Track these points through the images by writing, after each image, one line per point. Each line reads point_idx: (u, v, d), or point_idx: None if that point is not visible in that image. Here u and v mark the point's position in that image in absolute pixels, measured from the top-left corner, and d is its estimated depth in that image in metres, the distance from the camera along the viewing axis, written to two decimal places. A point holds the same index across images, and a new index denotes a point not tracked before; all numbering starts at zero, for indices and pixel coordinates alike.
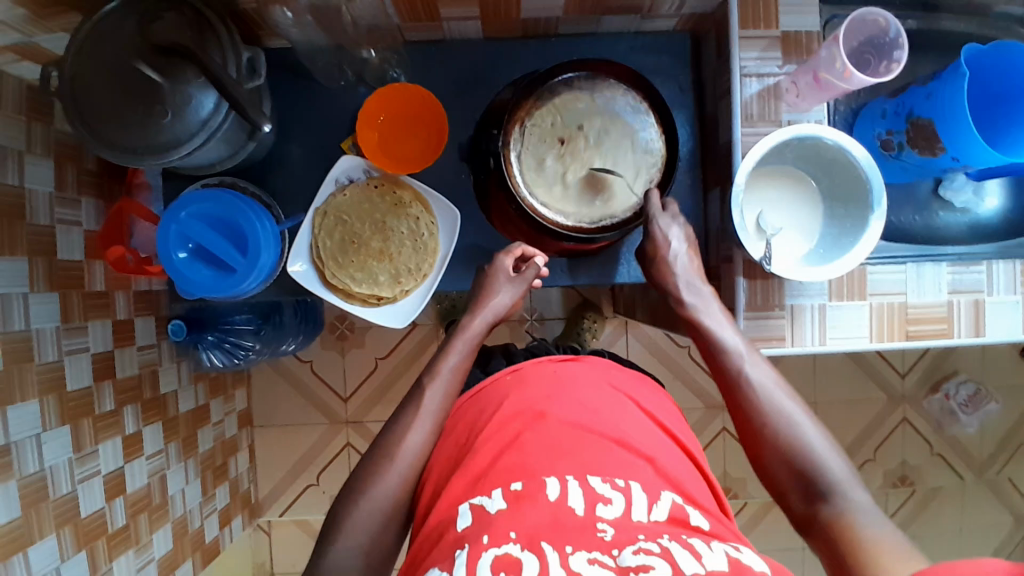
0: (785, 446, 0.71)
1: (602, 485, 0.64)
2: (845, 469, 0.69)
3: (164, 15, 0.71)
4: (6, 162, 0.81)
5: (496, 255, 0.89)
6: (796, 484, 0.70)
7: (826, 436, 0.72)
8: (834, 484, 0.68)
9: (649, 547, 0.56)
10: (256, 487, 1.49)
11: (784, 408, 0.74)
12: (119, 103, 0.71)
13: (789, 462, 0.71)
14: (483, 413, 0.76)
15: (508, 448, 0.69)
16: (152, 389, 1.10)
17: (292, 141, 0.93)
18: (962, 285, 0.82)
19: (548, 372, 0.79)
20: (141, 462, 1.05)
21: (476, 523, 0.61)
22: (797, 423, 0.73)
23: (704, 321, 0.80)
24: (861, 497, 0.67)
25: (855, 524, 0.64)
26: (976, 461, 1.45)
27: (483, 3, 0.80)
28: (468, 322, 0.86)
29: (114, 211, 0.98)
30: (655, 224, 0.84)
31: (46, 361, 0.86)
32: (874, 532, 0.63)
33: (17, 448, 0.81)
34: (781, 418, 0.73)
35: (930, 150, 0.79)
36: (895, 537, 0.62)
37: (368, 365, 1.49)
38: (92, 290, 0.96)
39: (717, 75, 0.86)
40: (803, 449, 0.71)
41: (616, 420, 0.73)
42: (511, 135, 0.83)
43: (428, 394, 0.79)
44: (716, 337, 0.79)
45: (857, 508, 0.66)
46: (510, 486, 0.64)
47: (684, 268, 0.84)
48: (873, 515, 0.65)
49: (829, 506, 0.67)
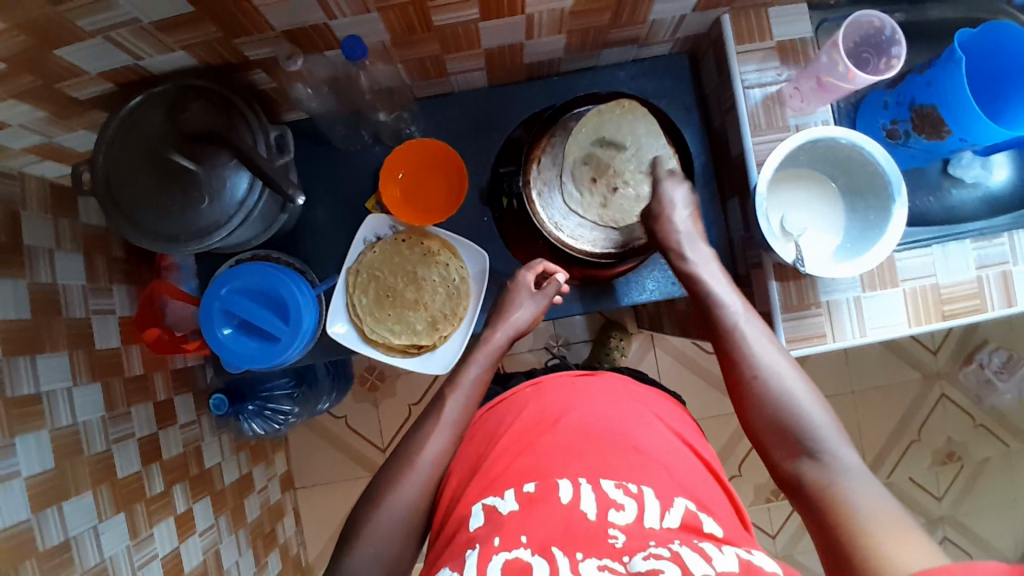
0: (775, 404, 0.73)
1: (615, 491, 0.64)
2: (831, 427, 0.70)
3: (191, 104, 0.74)
4: (38, 262, 0.83)
5: (519, 271, 0.90)
6: (782, 442, 0.72)
7: (816, 396, 0.73)
8: (821, 443, 0.69)
9: (660, 552, 0.57)
10: (306, 549, 1.48)
11: (774, 367, 0.75)
12: (156, 193, 0.73)
13: (772, 417, 0.73)
14: (502, 423, 0.78)
15: (523, 455, 0.70)
16: (197, 465, 1.10)
17: (316, 207, 0.95)
18: (988, 258, 0.83)
19: (567, 385, 0.79)
20: (194, 539, 1.04)
21: (489, 524, 0.63)
22: (785, 378, 0.74)
23: (702, 277, 0.82)
24: (846, 456, 0.68)
25: (839, 484, 0.66)
26: (1019, 427, 1.45)
27: (488, 53, 0.84)
28: (490, 335, 0.86)
29: (145, 295, 1.01)
30: (661, 186, 0.84)
31: (96, 451, 0.87)
32: (857, 489, 0.65)
33: (77, 542, 0.81)
34: (770, 374, 0.74)
35: (937, 135, 0.81)
36: (878, 494, 0.63)
37: (403, 412, 1.50)
38: (132, 374, 0.98)
39: (720, 90, 0.89)
40: (790, 406, 0.73)
41: (633, 428, 0.74)
42: (530, 174, 0.87)
43: (449, 404, 0.80)
44: (712, 291, 0.81)
45: (844, 468, 0.67)
46: (523, 488, 0.66)
47: (684, 223, 0.84)
48: (856, 473, 0.66)
49: (813, 464, 0.69)
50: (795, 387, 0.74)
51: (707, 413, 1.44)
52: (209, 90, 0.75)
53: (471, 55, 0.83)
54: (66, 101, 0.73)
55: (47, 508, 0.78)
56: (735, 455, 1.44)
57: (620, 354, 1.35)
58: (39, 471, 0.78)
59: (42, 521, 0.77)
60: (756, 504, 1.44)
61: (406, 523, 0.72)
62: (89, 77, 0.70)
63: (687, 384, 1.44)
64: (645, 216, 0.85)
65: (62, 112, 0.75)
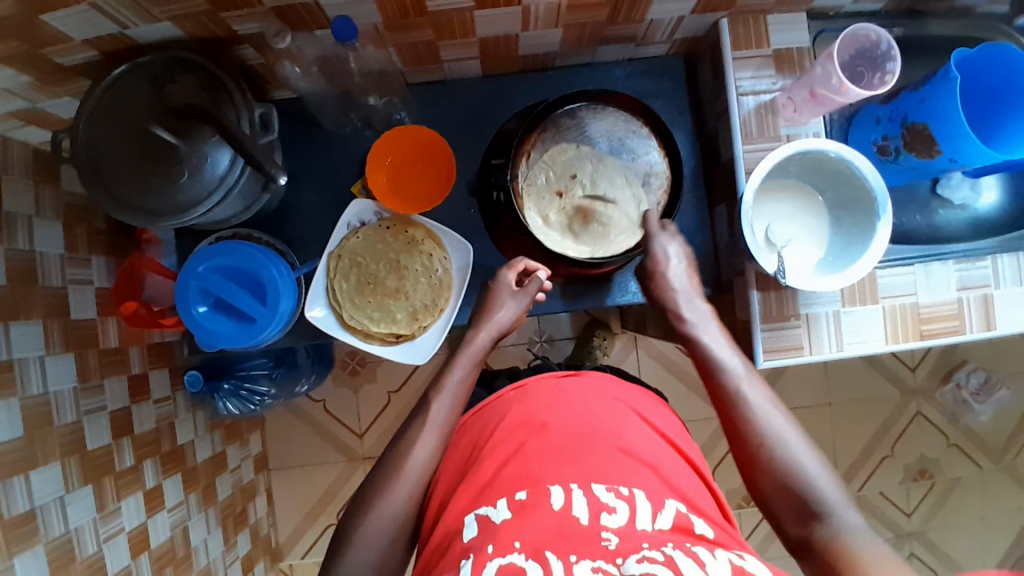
0: (776, 463, 0.72)
1: (606, 494, 0.64)
2: (837, 490, 0.70)
3: (178, 77, 0.73)
4: (16, 228, 0.82)
5: (499, 270, 0.89)
6: (792, 509, 0.70)
7: (815, 451, 0.73)
8: (825, 504, 0.69)
9: (653, 555, 0.56)
10: (277, 531, 1.48)
11: (778, 430, 0.74)
12: (137, 167, 0.72)
13: (781, 483, 0.72)
14: (489, 426, 0.76)
15: (513, 458, 0.69)
16: (170, 441, 1.09)
17: (302, 189, 0.94)
18: (970, 281, 0.83)
19: (550, 387, 0.78)
20: (163, 516, 1.03)
21: (482, 534, 0.62)
22: (790, 442, 0.73)
23: (703, 338, 0.82)
24: (851, 516, 0.68)
25: (851, 546, 0.65)
26: (991, 448, 1.46)
27: (483, 43, 0.83)
28: (473, 336, 0.86)
29: (125, 267, 0.99)
30: (654, 241, 0.86)
31: (66, 422, 0.86)
32: (867, 552, 0.64)
33: (42, 513, 0.80)
34: (775, 437, 0.74)
35: (927, 152, 0.80)
36: (889, 557, 0.63)
37: (382, 399, 1.49)
38: (107, 347, 0.96)
39: (714, 95, 0.88)
40: (793, 467, 0.72)
41: (621, 430, 0.73)
42: (518, 170, 0.86)
43: (434, 407, 0.79)
44: (716, 357, 0.80)
45: (849, 530, 0.67)
46: (515, 495, 0.65)
47: (681, 281, 0.85)
48: (864, 535, 0.66)
49: (823, 529, 0.68)
50: (795, 445, 0.73)
51: (685, 416, 1.44)
52: (196, 64, 0.73)
53: (465, 44, 0.82)
54: (51, 67, 0.72)
55: (13, 477, 0.77)
56: (710, 460, 1.45)
57: (602, 354, 1.35)
58: (7, 439, 0.77)
59: (8, 490, 0.76)
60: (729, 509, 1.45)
61: (373, 514, 0.71)
62: (75, 44, 0.69)
63: (667, 387, 1.44)
64: (643, 275, 0.87)
65: (46, 78, 0.73)
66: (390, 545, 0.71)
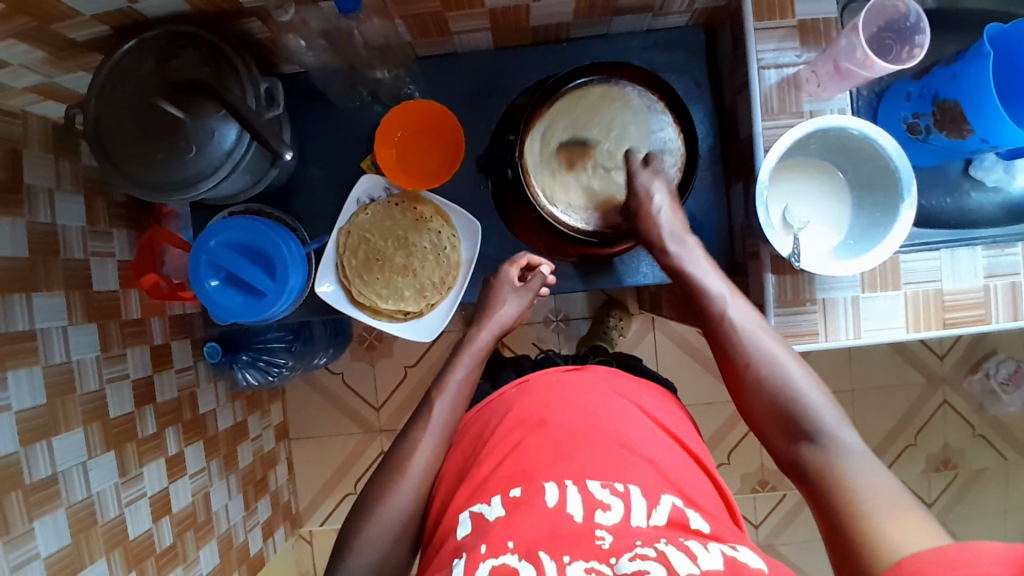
0: (772, 390, 0.71)
1: (601, 491, 0.64)
2: (830, 409, 0.69)
3: (180, 52, 0.73)
4: (36, 200, 0.83)
5: (502, 266, 0.90)
6: (781, 427, 0.70)
7: (811, 374, 0.72)
8: (819, 425, 0.68)
9: (646, 551, 0.57)
10: (297, 498, 1.52)
11: (770, 352, 0.73)
12: (144, 143, 0.72)
13: (772, 403, 0.71)
14: (488, 426, 0.77)
15: (509, 458, 0.69)
16: (191, 410, 1.12)
17: (312, 163, 0.94)
18: (998, 268, 0.79)
19: (550, 382, 0.79)
20: (184, 481, 1.07)
21: (475, 532, 0.63)
22: (779, 362, 0.72)
23: (688, 270, 0.79)
24: (848, 437, 0.67)
25: (841, 466, 0.64)
26: (1019, 440, 1.42)
27: (493, 15, 0.81)
28: (475, 336, 0.86)
29: (146, 240, 1.00)
30: (637, 179, 0.82)
31: (88, 391, 0.89)
32: (859, 470, 0.63)
33: (64, 477, 0.83)
34: (767, 362, 0.72)
35: (958, 132, 0.76)
36: (881, 474, 0.62)
37: (397, 373, 1.51)
38: (129, 318, 0.99)
39: (733, 70, 0.85)
40: (787, 392, 0.71)
41: (619, 424, 0.72)
42: (526, 144, 0.84)
43: (437, 406, 0.80)
44: (703, 285, 0.78)
45: (843, 450, 0.66)
46: (509, 493, 0.65)
47: (668, 221, 0.81)
48: (858, 454, 0.65)
49: (813, 449, 0.67)
50: (788, 365, 0.72)
51: (702, 399, 1.42)
52: (198, 38, 0.73)
53: (473, 15, 0.80)
54: (63, 42, 0.72)
55: (36, 443, 0.80)
56: (725, 443, 1.43)
57: (618, 335, 1.33)
58: (29, 407, 0.80)
59: (30, 454, 0.79)
60: (742, 491, 1.44)
61: None
62: (85, 19, 0.69)
63: (683, 368, 1.42)
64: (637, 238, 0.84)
65: (59, 53, 0.73)
66: (394, 520, 0.72)
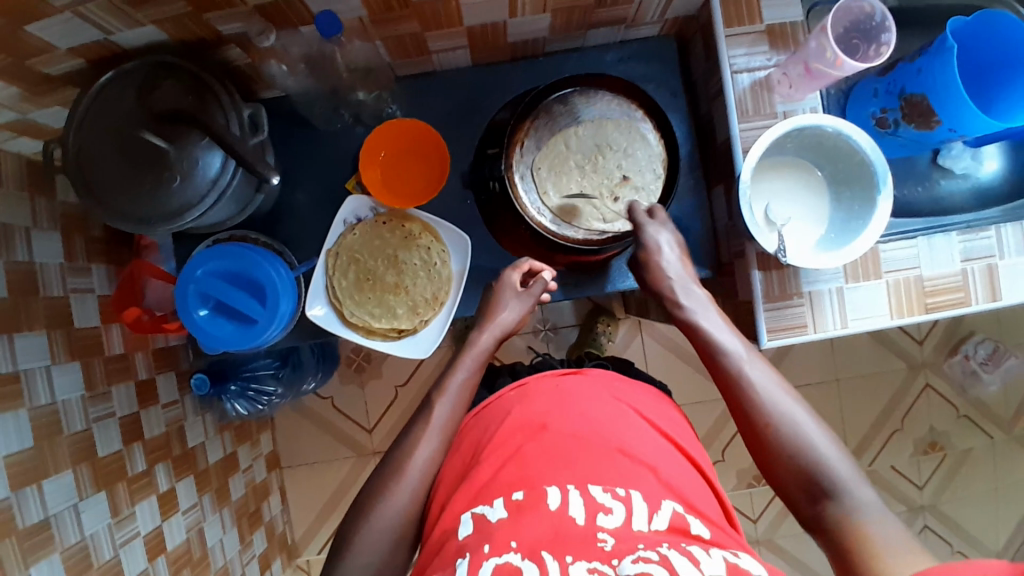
0: (790, 448, 0.72)
1: (603, 495, 0.64)
2: (851, 470, 0.69)
3: (162, 83, 0.72)
4: (13, 239, 0.82)
5: (504, 270, 0.91)
6: (802, 487, 0.70)
7: (827, 433, 0.73)
8: (837, 483, 0.69)
9: (649, 555, 0.57)
10: (292, 528, 1.49)
11: (783, 407, 0.74)
12: (128, 175, 0.72)
13: (795, 469, 0.71)
14: (486, 432, 0.76)
15: (509, 464, 0.69)
16: (180, 444, 1.10)
17: (296, 188, 0.94)
18: (974, 252, 0.82)
19: (551, 387, 0.79)
20: (178, 518, 1.04)
21: (478, 532, 0.63)
22: (796, 419, 0.73)
23: (700, 324, 0.82)
24: (865, 495, 0.68)
25: (864, 525, 0.65)
26: (1002, 418, 1.46)
27: (471, 33, 0.82)
28: (476, 338, 0.86)
29: (127, 273, 0.99)
30: (646, 232, 0.84)
31: (75, 431, 0.87)
32: (882, 532, 0.64)
33: (56, 521, 0.81)
34: (788, 425, 0.73)
35: (926, 124, 0.79)
36: (904, 538, 0.63)
37: (388, 394, 1.50)
38: (112, 354, 0.97)
39: (708, 76, 0.87)
40: (807, 451, 0.71)
41: (622, 432, 0.73)
42: (513, 158, 0.85)
43: (436, 408, 0.80)
44: (716, 340, 0.80)
45: (864, 509, 0.67)
46: (511, 496, 0.65)
47: (677, 271, 0.84)
48: (876, 512, 0.66)
49: (835, 506, 0.68)
50: (803, 423, 0.73)
51: (693, 399, 1.44)
52: (180, 68, 0.73)
53: (452, 34, 0.81)
54: (38, 78, 0.71)
55: (26, 487, 0.78)
56: (719, 441, 1.45)
57: (607, 341, 1.35)
58: (17, 451, 0.77)
59: (21, 500, 0.77)
60: (739, 488, 1.45)
61: (384, 506, 0.72)
62: (60, 53, 0.68)
63: (673, 369, 1.44)
64: (637, 261, 0.86)
65: (34, 88, 0.72)
66: (396, 543, 0.71)
